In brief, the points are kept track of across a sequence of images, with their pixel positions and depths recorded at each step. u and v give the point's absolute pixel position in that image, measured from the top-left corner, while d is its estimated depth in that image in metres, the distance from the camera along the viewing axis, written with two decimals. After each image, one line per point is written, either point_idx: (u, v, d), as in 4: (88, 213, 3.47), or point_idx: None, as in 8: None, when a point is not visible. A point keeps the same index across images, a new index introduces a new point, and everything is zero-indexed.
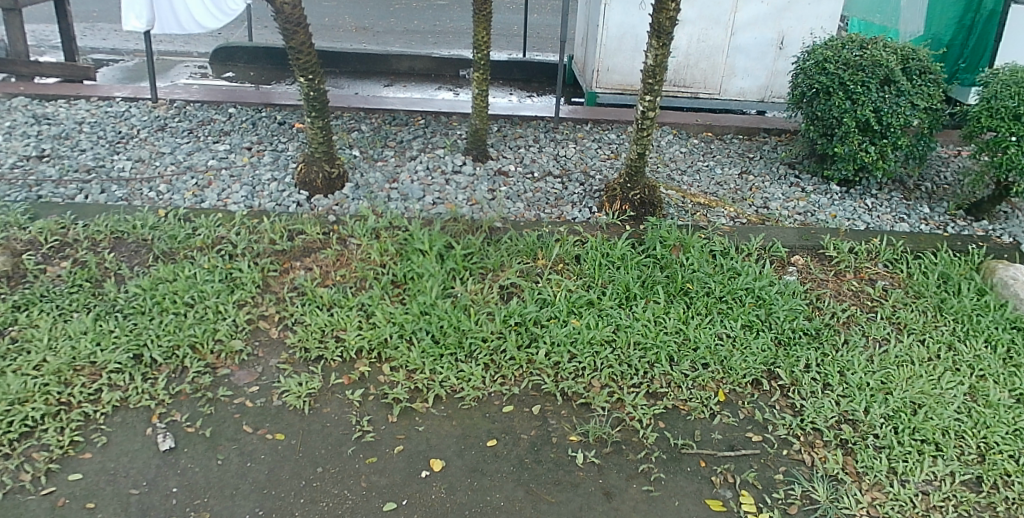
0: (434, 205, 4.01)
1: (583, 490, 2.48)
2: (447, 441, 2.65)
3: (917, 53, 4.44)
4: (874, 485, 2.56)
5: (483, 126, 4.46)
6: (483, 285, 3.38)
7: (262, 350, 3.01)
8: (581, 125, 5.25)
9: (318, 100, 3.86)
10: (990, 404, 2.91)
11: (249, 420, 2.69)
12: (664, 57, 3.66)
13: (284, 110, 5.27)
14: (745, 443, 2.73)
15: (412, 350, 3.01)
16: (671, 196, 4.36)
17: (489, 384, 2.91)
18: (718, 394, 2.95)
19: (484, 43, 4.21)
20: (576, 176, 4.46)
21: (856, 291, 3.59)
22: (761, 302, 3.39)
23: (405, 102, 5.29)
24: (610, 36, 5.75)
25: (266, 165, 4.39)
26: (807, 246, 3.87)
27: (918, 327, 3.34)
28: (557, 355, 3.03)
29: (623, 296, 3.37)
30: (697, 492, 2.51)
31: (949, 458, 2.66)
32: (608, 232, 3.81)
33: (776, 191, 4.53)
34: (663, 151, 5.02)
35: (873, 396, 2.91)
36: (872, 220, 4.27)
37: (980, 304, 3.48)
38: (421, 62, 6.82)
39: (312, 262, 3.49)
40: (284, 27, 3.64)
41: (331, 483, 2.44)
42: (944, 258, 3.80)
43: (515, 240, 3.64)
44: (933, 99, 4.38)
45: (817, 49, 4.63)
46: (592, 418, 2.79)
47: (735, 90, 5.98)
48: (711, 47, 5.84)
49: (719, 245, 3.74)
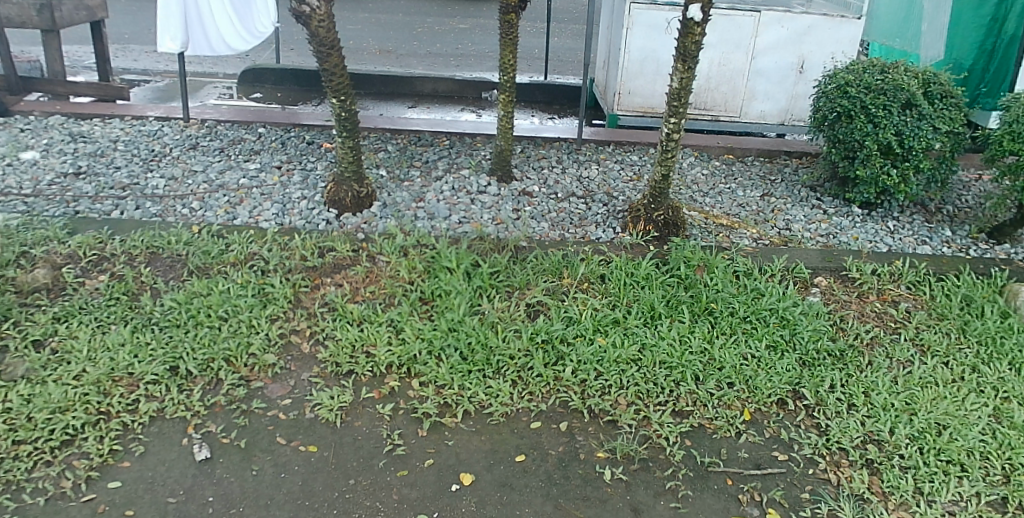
0: (460, 223, 4.06)
1: (612, 506, 2.52)
2: (476, 456, 2.69)
3: (938, 77, 4.50)
4: (900, 505, 2.61)
5: (508, 146, 4.51)
6: (509, 303, 3.41)
7: (295, 363, 3.07)
8: (604, 146, 5.30)
9: (349, 120, 3.95)
10: (1015, 425, 2.94)
11: (283, 432, 2.75)
12: (690, 81, 3.72)
13: (312, 131, 5.37)
14: (772, 462, 2.77)
15: (441, 365, 3.05)
16: (694, 217, 4.39)
17: (516, 400, 2.94)
18: (743, 414, 2.98)
19: (511, 66, 4.28)
20: (599, 197, 4.48)
21: (879, 313, 3.64)
22: (785, 322, 3.43)
23: (431, 123, 5.38)
24: (632, 60, 5.81)
25: (296, 184, 4.48)
26: (829, 267, 3.93)
27: (942, 349, 3.38)
28: (584, 373, 3.05)
29: (648, 315, 3.40)
30: (724, 509, 2.56)
31: (975, 479, 2.70)
32: (632, 252, 3.85)
33: (798, 213, 4.56)
34: (685, 173, 5.06)
35: (898, 417, 2.95)
36: (894, 242, 4.30)
37: (1004, 327, 3.52)
38: (444, 84, 6.93)
39: (342, 279, 3.54)
40: (318, 50, 3.75)
41: (364, 495, 2.49)
42: (967, 281, 3.85)
43: (541, 259, 3.68)
44: (955, 123, 4.42)
45: (839, 72, 4.69)
46: (619, 435, 2.82)
47: (756, 113, 6.02)
48: (732, 71, 5.90)
49: (743, 266, 3.78)
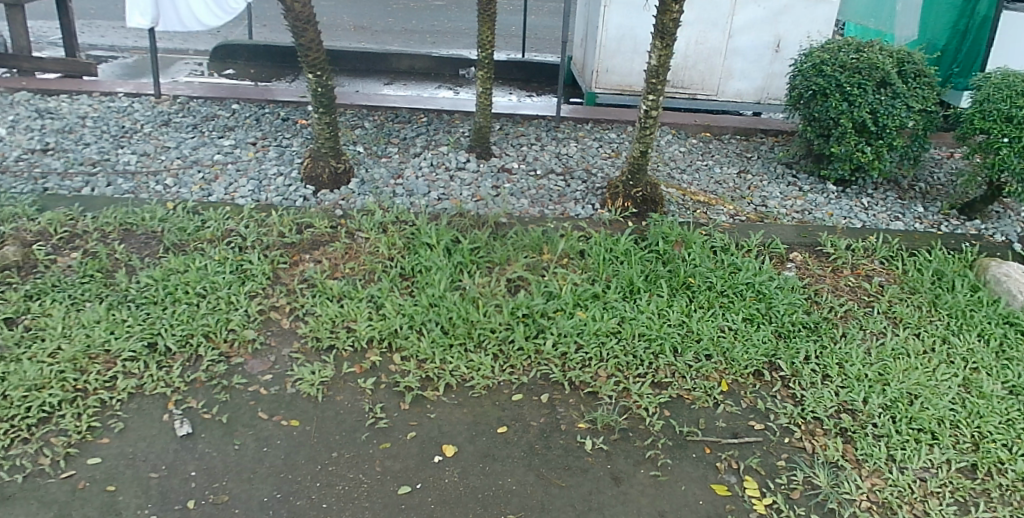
0: (439, 200, 4.05)
1: (592, 475, 2.56)
2: (458, 428, 2.71)
3: (912, 57, 4.56)
4: (874, 472, 2.68)
5: (487, 123, 4.49)
6: (490, 278, 3.41)
7: (275, 339, 3.06)
8: (582, 123, 5.30)
9: (326, 96, 3.91)
10: (984, 395, 3.04)
11: (265, 406, 2.74)
12: (668, 58, 3.73)
13: (287, 107, 5.29)
14: (748, 431, 2.83)
15: (422, 340, 3.05)
16: (672, 194, 4.42)
17: (497, 373, 2.96)
18: (720, 385, 3.04)
19: (489, 42, 4.25)
20: (578, 173, 4.49)
21: (853, 287, 3.71)
22: (761, 296, 3.49)
23: (408, 100, 5.34)
24: (609, 38, 5.82)
25: (272, 160, 4.43)
26: (805, 243, 4.00)
27: (914, 321, 3.48)
28: (564, 346, 3.08)
29: (627, 289, 3.43)
30: (702, 477, 2.61)
31: (945, 446, 2.79)
32: (611, 228, 3.87)
33: (774, 190, 4.62)
34: (663, 150, 5.09)
35: (871, 387, 3.03)
36: (868, 218, 4.39)
37: (974, 300, 3.62)
38: (421, 61, 6.87)
39: (321, 255, 3.52)
40: (294, 24, 3.72)
41: (347, 467, 2.50)
42: (939, 255, 3.95)
43: (521, 235, 3.68)
44: (928, 101, 4.50)
45: (814, 51, 4.74)
46: (599, 407, 2.85)
47: (732, 91, 6.06)
48: (709, 50, 5.93)
49: (720, 241, 3.82)
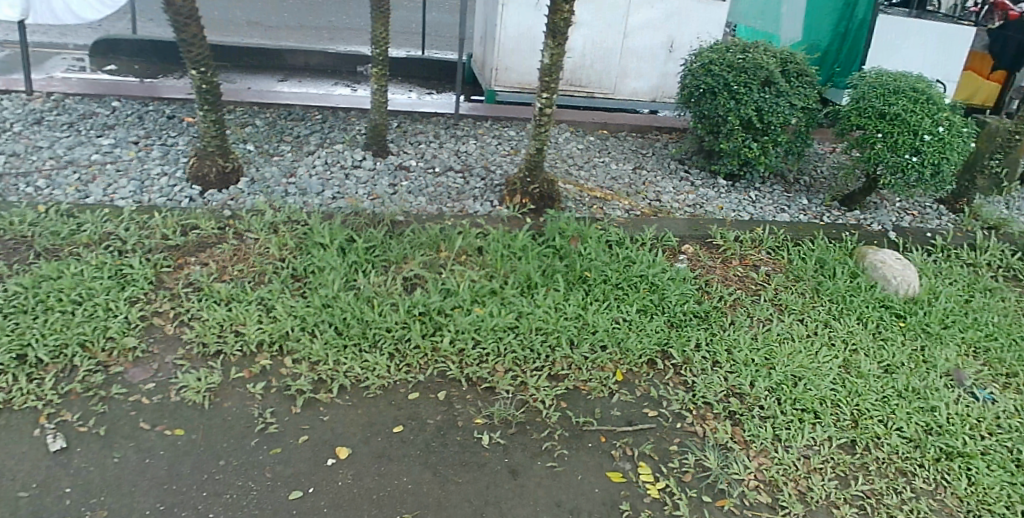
0: (334, 199, 3.96)
1: (490, 469, 2.56)
2: (353, 430, 2.65)
3: (794, 57, 4.81)
4: (761, 452, 2.80)
5: (383, 121, 4.42)
6: (386, 277, 3.36)
7: (158, 346, 2.90)
8: (481, 121, 5.31)
9: (211, 93, 3.75)
10: (862, 374, 3.24)
11: (146, 417, 2.59)
12: (560, 57, 3.78)
13: (173, 104, 5.05)
14: (642, 419, 2.90)
15: (315, 341, 2.97)
16: (569, 190, 4.49)
17: (393, 372, 2.91)
18: (616, 374, 3.10)
19: (383, 39, 4.19)
20: (477, 171, 4.49)
21: (742, 277, 3.88)
22: (655, 288, 3.59)
23: (303, 97, 5.20)
24: (508, 36, 5.85)
25: (156, 160, 4.21)
26: (696, 236, 4.14)
27: (798, 308, 3.66)
28: (461, 342, 3.07)
29: (525, 285, 3.45)
30: (598, 465, 2.65)
31: (826, 424, 2.94)
32: (509, 225, 3.89)
33: (667, 185, 4.76)
34: (562, 147, 5.16)
35: (758, 372, 3.17)
36: (755, 211, 4.59)
37: (853, 286, 3.86)
38: (317, 57, 6.71)
39: (208, 257, 3.37)
40: (174, 19, 3.57)
41: (236, 475, 2.40)
42: (821, 245, 4.18)
43: (418, 233, 3.64)
44: (809, 100, 4.74)
45: (703, 51, 4.92)
46: (496, 401, 2.85)
47: (629, 90, 6.22)
48: (606, 49, 6.06)
49: (615, 235, 3.91)
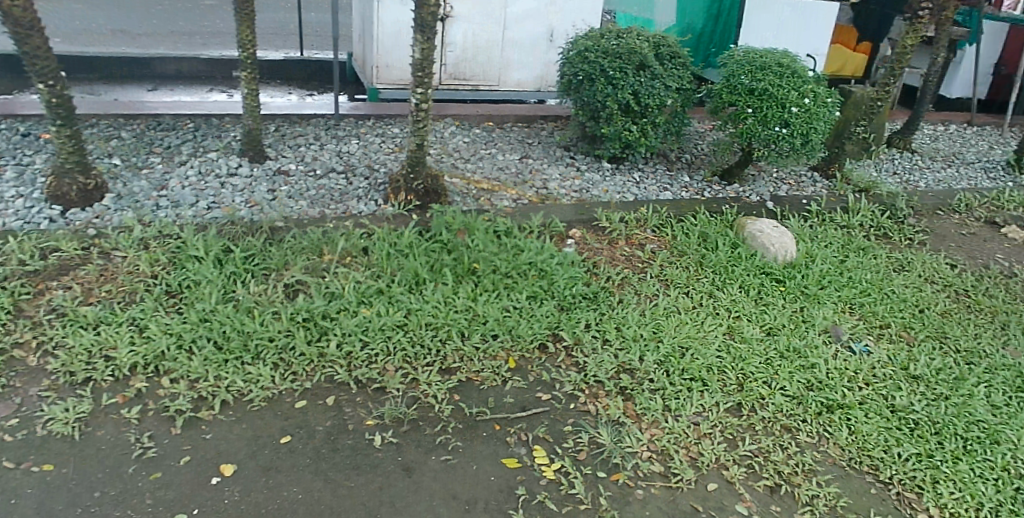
0: (209, 209, 3.81)
1: (383, 469, 2.54)
2: (238, 445, 2.57)
3: (667, 40, 4.97)
4: (652, 423, 2.90)
5: (258, 126, 4.29)
6: (266, 286, 3.27)
7: (19, 379, 2.72)
8: (364, 120, 5.23)
9: (63, 107, 3.53)
10: (745, 339, 3.40)
11: (9, 455, 2.43)
12: (430, 51, 3.77)
13: (28, 122, 4.73)
14: (535, 403, 2.94)
15: (192, 358, 2.85)
16: (455, 184, 4.49)
17: (279, 382, 2.84)
18: (508, 362, 3.13)
19: (250, 42, 4.06)
20: (360, 170, 4.43)
21: (629, 256, 3.99)
22: (543, 273, 3.64)
23: (172, 106, 4.97)
24: (386, 33, 5.78)
25: (10, 181, 3.94)
26: (582, 220, 4.22)
27: (683, 281, 3.80)
28: (349, 345, 3.02)
29: (412, 281, 3.43)
30: (493, 453, 2.68)
31: (714, 390, 3.08)
32: (394, 223, 3.86)
33: (553, 173, 4.84)
34: (447, 141, 5.16)
35: (646, 346, 3.27)
36: (639, 192, 4.73)
37: (734, 255, 4.04)
38: (189, 64, 6.43)
39: (71, 280, 3.18)
40: (13, 31, 3.34)
41: (112, 506, 2.29)
42: (703, 219, 4.35)
43: (299, 238, 3.56)
44: (683, 81, 4.92)
45: (579, 39, 5.01)
46: (386, 401, 2.83)
47: (514, 81, 6.28)
48: (487, 42, 6.08)
49: (502, 225, 3.94)
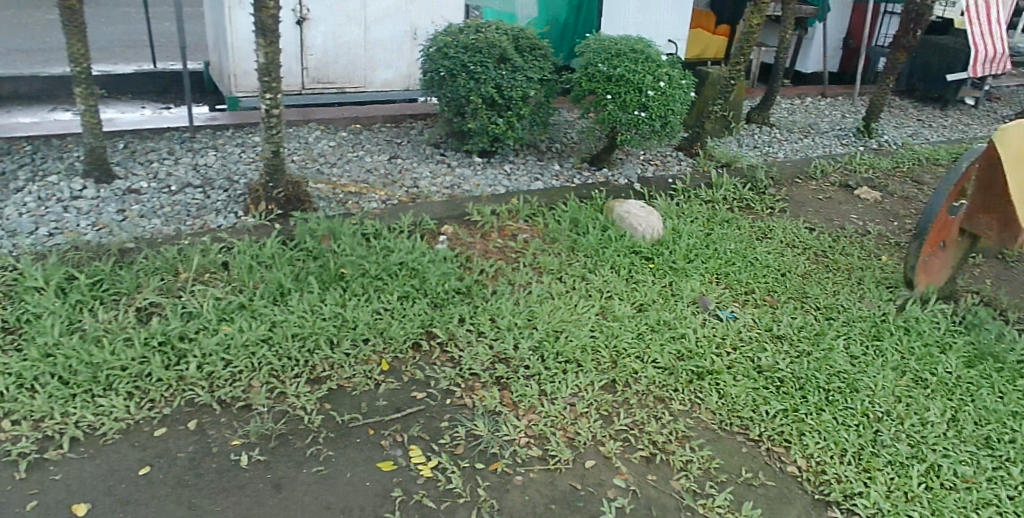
0: (50, 236, 3.58)
1: (252, 489, 2.48)
2: (90, 482, 2.44)
3: (525, 32, 5.05)
4: (529, 409, 2.96)
5: (101, 143, 4.06)
6: (117, 312, 3.11)
7: None
8: (222, 130, 5.05)
9: None
10: (617, 317, 3.53)
11: None
12: (276, 55, 3.68)
13: None
14: (410, 403, 2.95)
15: (35, 397, 2.68)
16: (322, 190, 4.41)
17: (134, 411, 2.72)
18: (381, 365, 3.12)
19: (82, 56, 3.83)
20: (219, 183, 4.28)
21: (501, 247, 4.05)
22: (415, 272, 3.64)
23: (4, 128, 4.63)
24: (241, 39, 5.60)
25: None
26: (454, 216, 4.25)
27: (555, 267, 3.89)
28: (210, 365, 2.93)
29: (277, 293, 3.35)
30: (368, 458, 2.66)
31: (588, 370, 3.17)
32: (256, 234, 3.76)
33: (423, 170, 4.84)
34: (312, 146, 5.05)
35: (521, 334, 3.34)
36: (510, 183, 4.80)
37: (604, 238, 4.17)
38: (27, 83, 6.01)
39: None
40: None
41: None
42: (573, 205, 4.46)
43: (151, 259, 3.41)
44: (544, 71, 5.03)
45: (438, 35, 5.02)
46: (252, 418, 2.76)
47: (381, 81, 6.22)
48: (349, 43, 5.99)
49: (370, 228, 3.91)
